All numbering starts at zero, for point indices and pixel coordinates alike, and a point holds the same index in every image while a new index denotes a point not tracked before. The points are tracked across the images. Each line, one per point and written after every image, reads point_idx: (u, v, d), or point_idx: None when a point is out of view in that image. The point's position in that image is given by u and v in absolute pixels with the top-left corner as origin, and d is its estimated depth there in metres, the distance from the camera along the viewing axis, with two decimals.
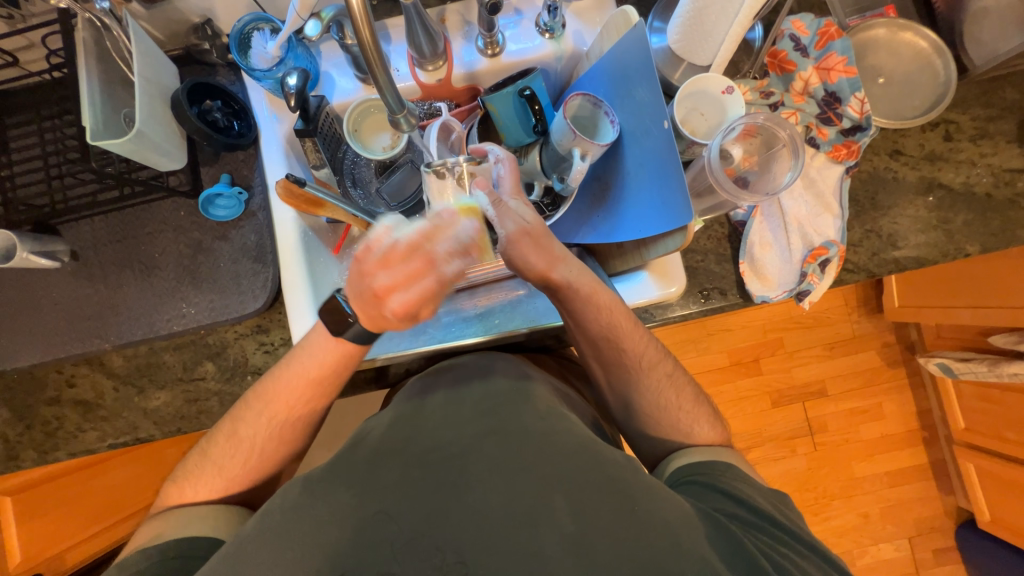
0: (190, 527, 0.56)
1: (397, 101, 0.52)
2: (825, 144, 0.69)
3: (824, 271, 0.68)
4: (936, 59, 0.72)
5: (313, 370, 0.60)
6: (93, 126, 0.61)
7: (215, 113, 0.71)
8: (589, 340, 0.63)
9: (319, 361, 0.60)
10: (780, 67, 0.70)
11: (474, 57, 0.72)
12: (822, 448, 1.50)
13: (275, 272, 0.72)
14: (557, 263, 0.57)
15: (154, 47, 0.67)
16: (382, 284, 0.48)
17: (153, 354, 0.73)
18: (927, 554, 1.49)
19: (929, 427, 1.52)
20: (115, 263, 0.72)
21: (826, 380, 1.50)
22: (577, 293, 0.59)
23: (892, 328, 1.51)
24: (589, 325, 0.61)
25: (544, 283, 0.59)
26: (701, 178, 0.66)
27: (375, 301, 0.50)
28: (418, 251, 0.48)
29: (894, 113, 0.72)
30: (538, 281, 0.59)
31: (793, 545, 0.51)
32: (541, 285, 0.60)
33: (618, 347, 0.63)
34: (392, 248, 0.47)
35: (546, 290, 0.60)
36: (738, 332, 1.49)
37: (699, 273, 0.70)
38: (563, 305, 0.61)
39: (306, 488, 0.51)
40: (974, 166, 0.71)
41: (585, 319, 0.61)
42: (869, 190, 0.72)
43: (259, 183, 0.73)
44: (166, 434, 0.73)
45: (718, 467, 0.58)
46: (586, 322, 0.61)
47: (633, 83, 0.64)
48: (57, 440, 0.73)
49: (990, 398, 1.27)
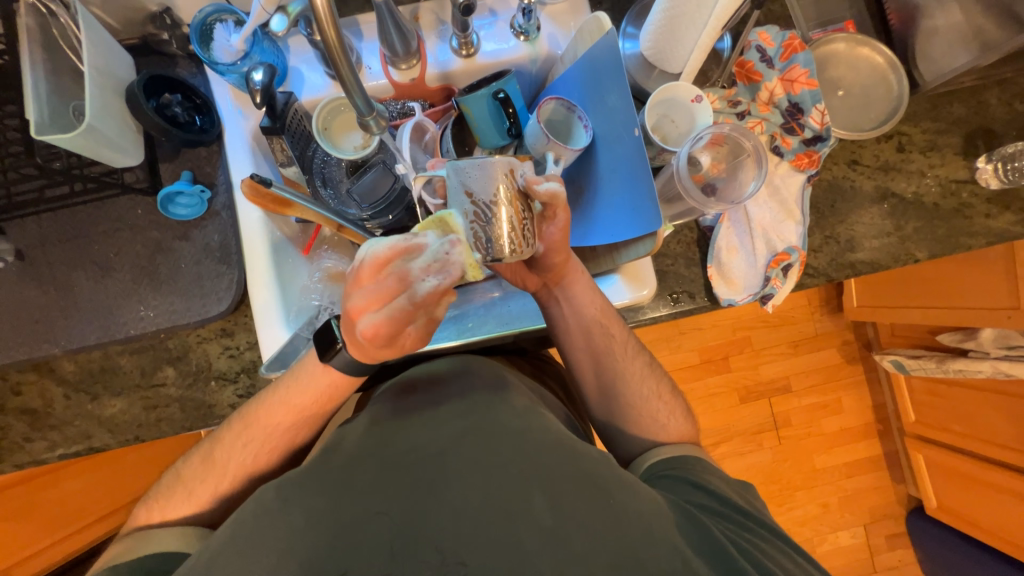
0: (145, 543, 0.53)
1: (366, 102, 0.51)
2: (788, 153, 0.71)
3: (786, 276, 0.70)
4: (891, 73, 0.75)
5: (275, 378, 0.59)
6: (38, 119, 0.58)
7: (175, 108, 0.67)
8: (582, 329, 0.65)
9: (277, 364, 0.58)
10: (747, 76, 0.73)
11: (449, 57, 0.71)
12: (786, 442, 1.57)
13: (240, 273, 0.69)
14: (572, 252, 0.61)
15: (106, 35, 0.63)
16: (355, 310, 0.46)
17: (107, 358, 0.69)
18: (880, 539, 1.58)
19: (884, 420, 1.61)
20: (65, 264, 0.68)
21: (790, 376, 1.57)
22: (581, 278, 0.63)
23: (851, 327, 1.58)
24: (583, 312, 0.64)
25: (558, 267, 0.61)
26: (670, 185, 0.68)
27: (349, 326, 0.47)
28: (391, 271, 0.45)
29: (851, 124, 0.76)
30: (555, 264, 0.60)
31: (760, 531, 0.52)
32: (551, 271, 0.61)
33: (606, 337, 0.65)
34: (360, 270, 0.44)
35: (552, 276, 0.62)
36: (709, 332, 1.53)
37: (669, 277, 0.72)
38: (562, 291, 0.64)
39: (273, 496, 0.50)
40: (924, 176, 0.75)
41: (582, 304, 0.63)
42: (829, 198, 0.75)
43: (223, 180, 0.71)
44: (122, 443, 0.70)
45: (689, 461, 0.60)
46: (581, 308, 0.64)
47: (605, 89, 0.65)
48: (1, 452, 0.68)
49: (938, 392, 1.35)
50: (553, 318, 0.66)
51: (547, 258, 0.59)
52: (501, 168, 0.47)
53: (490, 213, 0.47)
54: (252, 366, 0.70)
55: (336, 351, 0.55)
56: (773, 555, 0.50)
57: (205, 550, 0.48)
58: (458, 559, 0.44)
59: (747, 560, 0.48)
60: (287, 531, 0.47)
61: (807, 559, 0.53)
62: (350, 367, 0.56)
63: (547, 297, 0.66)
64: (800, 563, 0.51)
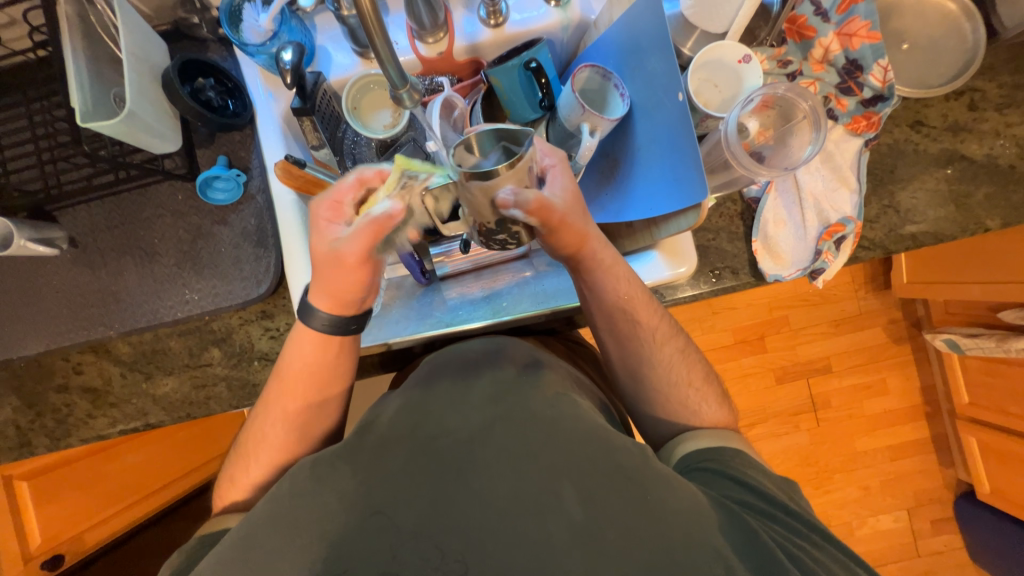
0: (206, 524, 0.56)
1: (400, 75, 0.49)
2: (844, 116, 0.66)
3: (839, 249, 0.66)
4: (965, 23, 0.69)
5: (306, 365, 0.59)
6: (82, 107, 0.60)
7: (209, 92, 0.68)
8: (605, 311, 0.62)
9: (301, 358, 0.59)
10: (798, 33, 0.67)
11: (477, 28, 0.68)
12: (825, 425, 1.52)
13: (277, 257, 0.70)
14: (591, 234, 0.57)
15: (141, 21, 0.64)
16: (319, 218, 0.51)
17: (158, 340, 0.72)
18: (924, 524, 1.52)
19: (933, 401, 1.53)
20: (114, 251, 0.71)
21: (831, 356, 1.50)
22: (601, 264, 0.59)
23: (900, 305, 1.50)
24: (608, 296, 0.61)
25: (571, 256, 0.58)
26: (715, 153, 0.64)
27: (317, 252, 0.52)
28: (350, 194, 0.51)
29: (917, 81, 0.69)
30: (567, 253, 0.57)
31: (809, 535, 0.50)
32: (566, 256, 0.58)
33: (629, 320, 0.62)
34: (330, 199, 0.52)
35: (570, 262, 0.59)
36: (743, 310, 1.48)
37: (710, 252, 0.69)
38: (581, 276, 0.60)
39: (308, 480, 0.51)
40: (998, 136, 0.69)
41: (604, 289, 0.60)
42: (887, 162, 0.69)
43: (257, 164, 0.71)
44: (176, 420, 0.73)
45: (727, 453, 0.57)
46: (603, 291, 0.61)
47: (645, 54, 0.62)
48: (69, 427, 0.73)
49: (997, 372, 1.26)
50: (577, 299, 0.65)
51: (554, 244, 0.56)
52: (510, 175, 0.45)
53: (494, 228, 0.52)
54: None
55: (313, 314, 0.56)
56: (821, 561, 0.47)
57: (244, 523, 0.50)
58: (457, 559, 0.45)
59: (792, 564, 0.46)
60: (321, 515, 0.48)
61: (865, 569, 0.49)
62: (334, 328, 0.57)
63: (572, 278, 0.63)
64: (850, 569, 0.49)
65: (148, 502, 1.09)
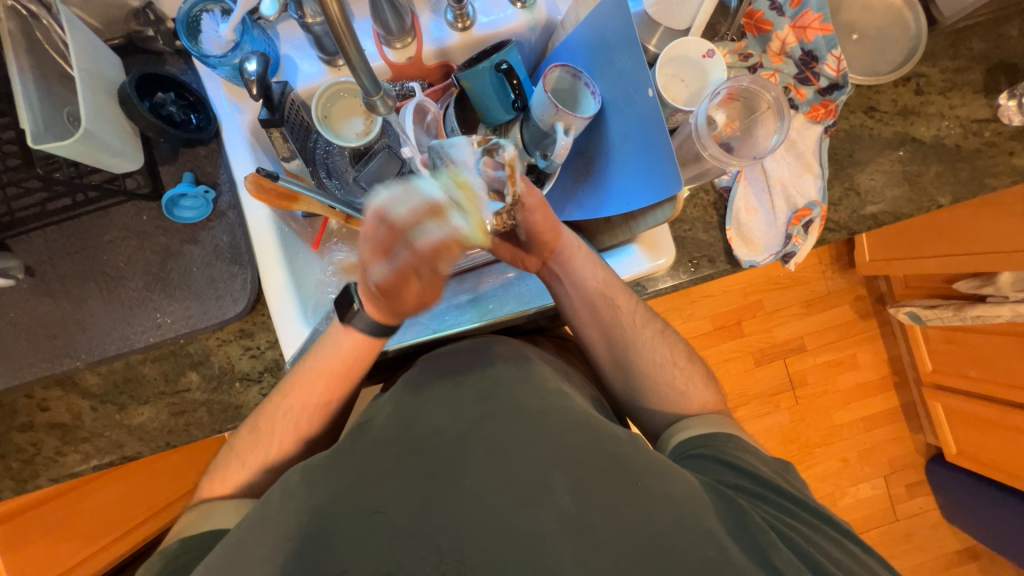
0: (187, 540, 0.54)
1: (373, 82, 0.49)
2: (804, 105, 0.69)
3: (807, 232, 0.69)
4: (907, 13, 0.73)
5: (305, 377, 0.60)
6: (33, 129, 0.57)
7: (170, 106, 0.66)
8: (586, 301, 0.65)
9: (307, 371, 0.60)
10: (756, 28, 0.70)
11: (444, 32, 0.68)
12: (803, 402, 1.58)
13: (253, 273, 0.68)
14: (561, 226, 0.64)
15: (91, 35, 0.61)
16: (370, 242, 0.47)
17: (130, 368, 0.69)
18: (900, 489, 1.60)
19: (900, 372, 1.61)
20: (76, 277, 0.67)
21: (805, 336, 1.56)
22: (577, 251, 0.65)
23: (864, 282, 1.57)
24: (586, 283, 0.64)
25: (549, 245, 0.64)
26: (687, 146, 0.66)
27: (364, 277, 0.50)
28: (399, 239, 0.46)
29: (868, 69, 0.73)
30: (545, 239, 0.63)
31: (801, 514, 0.51)
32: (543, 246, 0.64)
33: (611, 308, 0.65)
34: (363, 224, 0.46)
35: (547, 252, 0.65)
36: (720, 297, 1.53)
37: (688, 242, 0.70)
38: (560, 266, 0.65)
39: (296, 502, 0.49)
40: (944, 118, 0.73)
41: (581, 276, 0.64)
42: (846, 147, 0.73)
43: (226, 179, 0.69)
44: (155, 450, 0.70)
45: (720, 439, 0.58)
46: (581, 280, 0.65)
47: (613, 51, 0.63)
48: (37, 467, 0.69)
49: (955, 339, 1.34)
50: (557, 296, 0.67)
51: (533, 233, 0.62)
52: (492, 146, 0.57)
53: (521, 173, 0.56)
54: (274, 365, 0.70)
55: (355, 312, 0.57)
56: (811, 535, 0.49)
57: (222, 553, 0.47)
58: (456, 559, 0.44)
59: (783, 543, 0.48)
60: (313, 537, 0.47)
61: (851, 543, 0.50)
62: (373, 327, 0.58)
63: (549, 273, 0.67)
64: (841, 543, 0.50)
65: (130, 537, 1.05)
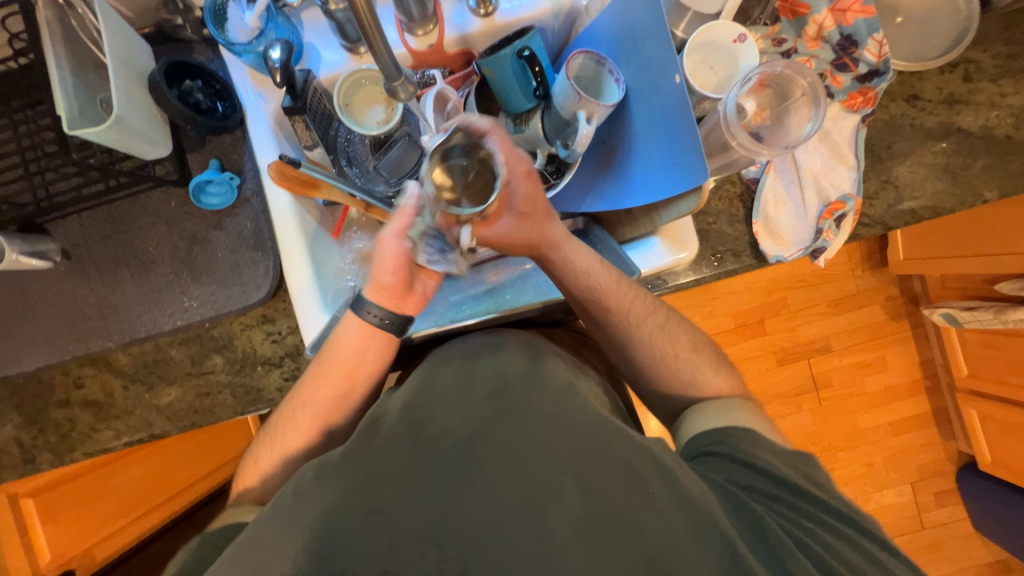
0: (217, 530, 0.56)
1: (395, 67, 0.49)
2: (840, 93, 0.66)
3: (840, 227, 0.66)
4: None
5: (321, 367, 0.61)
6: (68, 113, 0.58)
7: (197, 94, 0.67)
8: (580, 291, 0.63)
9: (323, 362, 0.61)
10: (791, 11, 0.66)
11: (466, 19, 0.67)
12: (826, 404, 1.53)
13: (275, 259, 0.69)
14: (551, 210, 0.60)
15: (124, 24, 0.63)
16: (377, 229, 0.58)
17: (159, 350, 0.71)
18: (928, 497, 1.54)
19: (932, 376, 1.54)
20: (109, 261, 0.70)
21: (831, 336, 1.51)
22: (568, 239, 0.61)
23: (897, 282, 1.50)
24: (578, 273, 0.61)
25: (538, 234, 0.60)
26: (714, 135, 0.64)
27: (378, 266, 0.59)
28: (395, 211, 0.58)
29: (910, 54, 0.69)
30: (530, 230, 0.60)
31: (825, 521, 0.49)
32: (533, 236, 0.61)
33: (609, 300, 0.62)
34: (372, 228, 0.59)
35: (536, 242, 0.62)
36: (742, 294, 1.48)
37: (711, 236, 0.68)
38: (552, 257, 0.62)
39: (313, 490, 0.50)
40: (993, 107, 0.68)
41: (572, 265, 0.61)
42: (884, 138, 0.69)
43: (250, 166, 0.70)
44: (181, 429, 0.73)
45: (734, 435, 0.56)
46: (573, 271, 0.62)
47: (640, 38, 0.61)
48: (73, 441, 0.72)
49: (995, 344, 1.27)
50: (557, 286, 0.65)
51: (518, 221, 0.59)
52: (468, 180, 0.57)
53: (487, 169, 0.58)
54: (295, 351, 0.71)
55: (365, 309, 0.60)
56: (834, 543, 0.48)
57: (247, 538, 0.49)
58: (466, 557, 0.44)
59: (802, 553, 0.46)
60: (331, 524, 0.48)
61: (876, 551, 0.49)
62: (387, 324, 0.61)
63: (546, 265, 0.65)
64: (868, 551, 0.48)
65: (159, 510, 1.09)
